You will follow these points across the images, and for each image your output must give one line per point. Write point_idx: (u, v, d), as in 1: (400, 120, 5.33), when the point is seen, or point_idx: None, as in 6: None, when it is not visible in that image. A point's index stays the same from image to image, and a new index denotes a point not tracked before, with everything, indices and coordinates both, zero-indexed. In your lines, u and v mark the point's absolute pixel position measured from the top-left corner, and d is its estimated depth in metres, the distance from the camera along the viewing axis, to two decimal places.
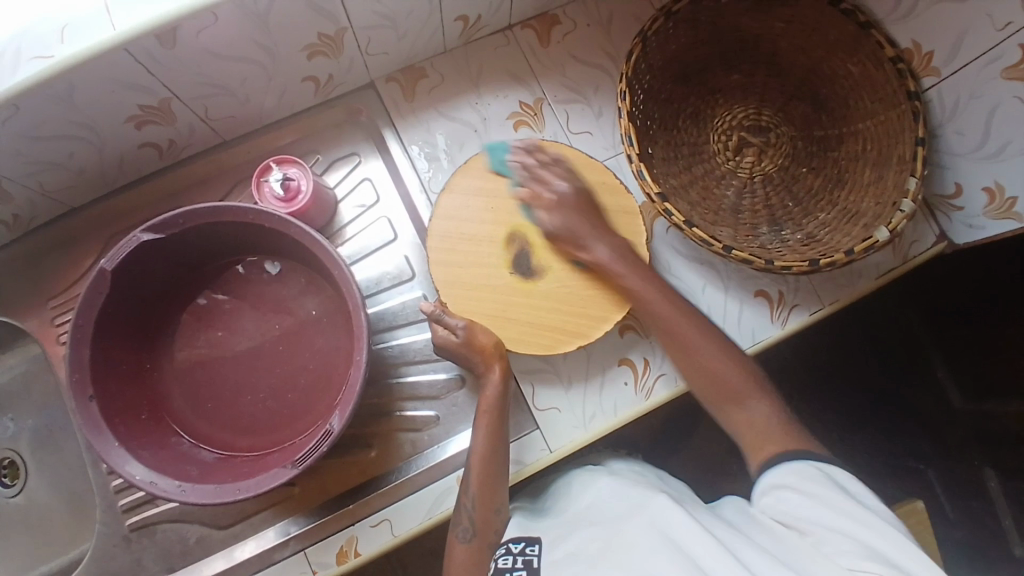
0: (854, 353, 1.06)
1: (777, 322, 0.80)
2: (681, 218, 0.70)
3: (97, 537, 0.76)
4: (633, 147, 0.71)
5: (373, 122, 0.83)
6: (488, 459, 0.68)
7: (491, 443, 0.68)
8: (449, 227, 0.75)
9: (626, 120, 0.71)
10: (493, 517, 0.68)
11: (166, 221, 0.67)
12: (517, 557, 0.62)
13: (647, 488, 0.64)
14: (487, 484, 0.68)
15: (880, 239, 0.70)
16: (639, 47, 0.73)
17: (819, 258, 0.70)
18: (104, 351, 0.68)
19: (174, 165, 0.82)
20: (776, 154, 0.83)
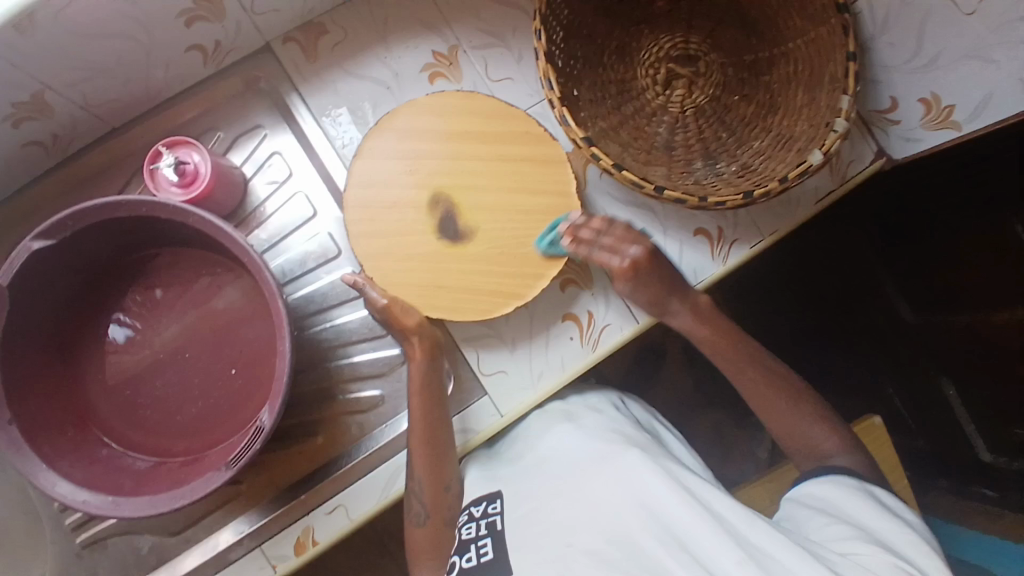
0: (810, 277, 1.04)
1: (719, 260, 0.78)
2: (609, 162, 0.67)
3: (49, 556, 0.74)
4: (555, 91, 0.67)
5: (276, 90, 0.77)
6: (428, 441, 0.67)
7: (429, 425, 0.68)
8: (368, 194, 0.70)
9: (544, 62, 0.66)
10: (445, 499, 0.67)
11: (53, 225, 0.61)
12: (479, 523, 0.61)
13: (607, 433, 0.65)
14: (435, 467, 0.67)
15: (813, 164, 0.67)
16: None
17: (753, 190, 0.66)
18: (15, 371, 0.63)
19: (64, 160, 0.75)
20: (706, 84, 0.79)
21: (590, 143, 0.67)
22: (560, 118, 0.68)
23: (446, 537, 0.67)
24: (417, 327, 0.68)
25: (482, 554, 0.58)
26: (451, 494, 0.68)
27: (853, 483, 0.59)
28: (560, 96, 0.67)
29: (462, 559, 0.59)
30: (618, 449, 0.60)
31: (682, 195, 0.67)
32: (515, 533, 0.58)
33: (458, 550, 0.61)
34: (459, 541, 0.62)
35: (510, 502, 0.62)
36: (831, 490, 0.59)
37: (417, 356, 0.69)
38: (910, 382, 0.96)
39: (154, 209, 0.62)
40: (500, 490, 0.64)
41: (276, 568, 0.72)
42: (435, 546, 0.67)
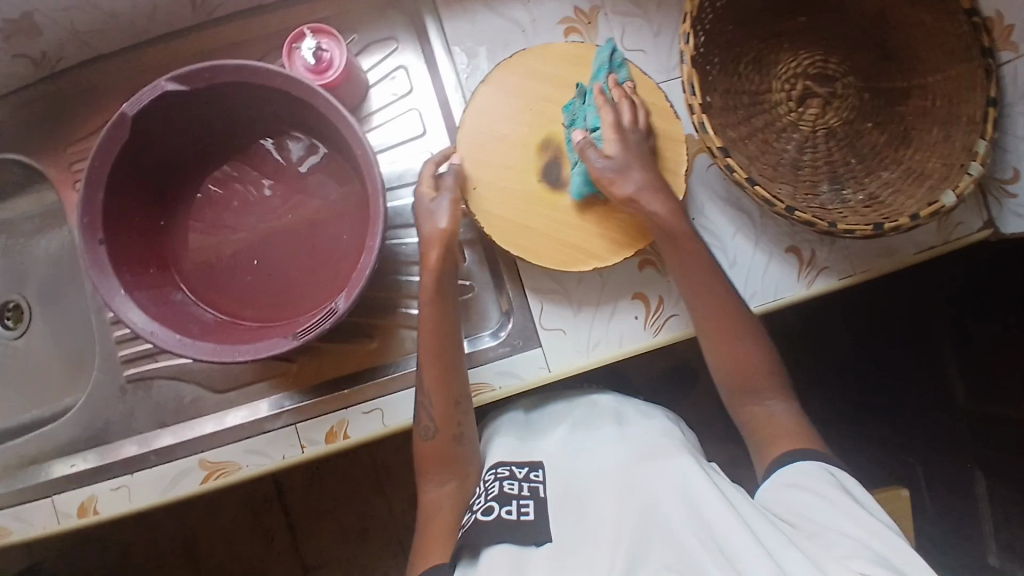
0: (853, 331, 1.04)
1: (801, 282, 0.76)
2: (744, 175, 0.67)
3: (97, 384, 0.78)
4: (695, 96, 0.67)
5: (417, 9, 0.79)
6: (438, 350, 0.66)
7: (439, 337, 0.66)
8: (482, 123, 0.71)
9: (689, 67, 0.67)
10: (455, 419, 0.66)
11: (192, 72, 0.64)
12: (523, 484, 0.61)
13: (663, 439, 0.65)
14: (443, 377, 0.66)
15: (946, 205, 0.67)
16: None
17: (885, 223, 0.67)
18: (118, 199, 0.66)
19: (205, 24, 0.79)
20: (840, 107, 0.78)
21: (725, 155, 0.68)
22: (697, 124, 0.68)
23: (459, 444, 0.66)
24: (445, 237, 0.66)
25: (524, 513, 0.58)
26: (461, 415, 0.67)
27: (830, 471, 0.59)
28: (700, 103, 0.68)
29: (502, 509, 0.58)
30: (672, 450, 0.62)
31: (812, 218, 0.67)
32: (561, 509, 0.59)
33: (497, 500, 0.59)
34: (499, 492, 0.60)
35: (554, 477, 0.63)
36: (817, 482, 0.58)
37: (431, 266, 0.66)
38: (941, 467, 0.94)
39: (288, 82, 0.65)
40: (543, 462, 0.65)
41: (304, 451, 0.72)
42: (444, 461, 0.65)
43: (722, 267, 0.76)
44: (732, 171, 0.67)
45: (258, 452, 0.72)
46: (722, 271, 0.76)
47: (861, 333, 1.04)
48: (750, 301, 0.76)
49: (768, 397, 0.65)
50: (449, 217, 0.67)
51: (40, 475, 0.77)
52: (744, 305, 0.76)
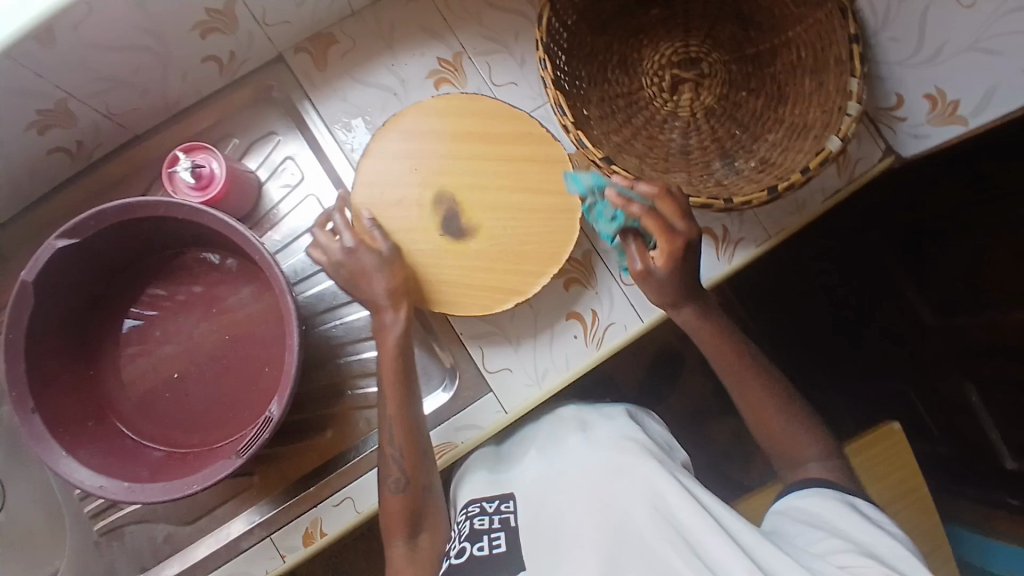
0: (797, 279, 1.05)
1: (724, 259, 0.78)
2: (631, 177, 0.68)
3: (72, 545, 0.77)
4: (567, 116, 0.68)
5: (288, 98, 0.80)
6: (404, 401, 0.66)
7: (404, 387, 0.66)
8: (373, 193, 0.71)
9: (554, 90, 0.69)
10: (422, 472, 0.66)
11: (77, 226, 0.64)
12: (493, 517, 0.61)
13: (624, 440, 0.64)
14: (411, 428, 0.66)
15: (832, 150, 0.67)
16: (547, 8, 0.70)
17: (776, 185, 0.67)
18: (38, 364, 0.67)
19: (88, 168, 0.79)
20: (713, 84, 0.80)
21: (609, 162, 0.68)
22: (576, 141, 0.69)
23: (427, 507, 0.66)
24: (399, 298, 0.66)
25: (495, 546, 0.58)
26: (428, 464, 0.67)
27: (841, 495, 0.60)
28: (573, 120, 0.69)
29: (475, 546, 0.58)
30: (638, 457, 0.60)
31: (707, 200, 0.68)
32: (530, 535, 0.58)
33: (469, 539, 0.60)
34: (470, 531, 0.61)
35: (524, 503, 0.62)
36: (826, 503, 0.59)
37: (397, 325, 0.66)
38: (931, 392, 0.93)
39: (172, 209, 0.65)
40: (513, 491, 0.65)
41: (285, 560, 0.72)
42: (414, 518, 0.65)
43: None
44: (619, 176, 0.68)
45: (240, 573, 0.73)
46: None
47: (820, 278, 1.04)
48: None
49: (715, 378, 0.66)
50: (395, 270, 0.67)
51: None
52: None
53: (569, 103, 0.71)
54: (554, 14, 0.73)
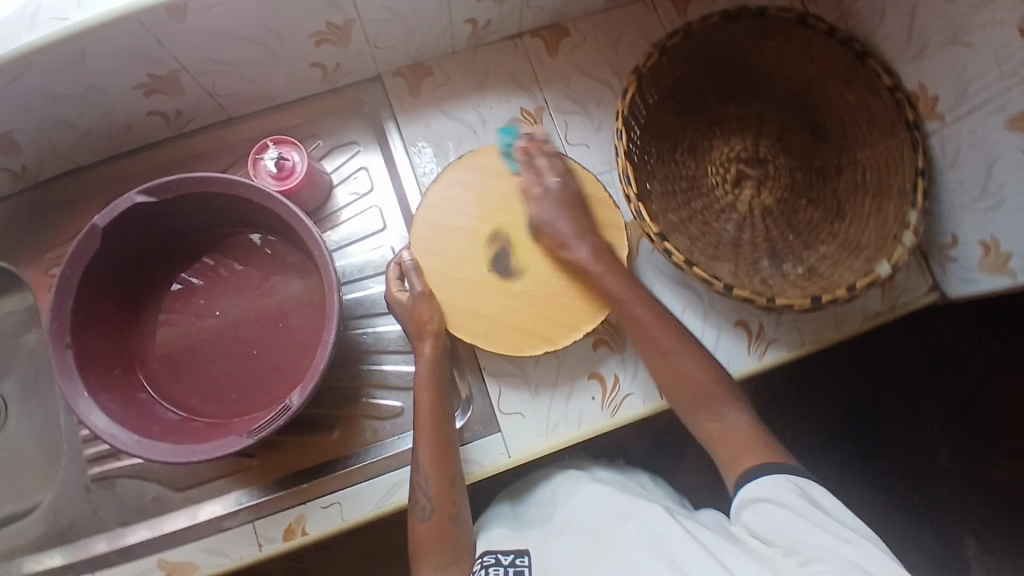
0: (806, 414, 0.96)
1: (751, 355, 0.79)
2: (681, 257, 0.71)
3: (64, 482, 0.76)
4: (631, 187, 0.73)
5: (376, 114, 0.85)
6: (438, 429, 0.67)
7: (438, 415, 0.67)
8: (436, 217, 0.74)
9: (623, 159, 0.73)
10: (451, 499, 0.66)
11: (160, 185, 0.68)
12: (507, 570, 0.60)
13: (640, 492, 0.64)
14: (444, 456, 0.66)
15: (881, 275, 0.71)
16: (635, 85, 0.75)
17: (821, 296, 0.70)
18: (87, 304, 0.70)
19: (179, 135, 0.84)
20: (775, 186, 0.83)
21: (662, 240, 0.72)
22: (634, 212, 0.74)
23: (454, 534, 0.65)
24: (433, 329, 0.70)
25: None
26: (459, 493, 0.67)
27: (793, 482, 0.53)
28: (636, 192, 0.73)
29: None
30: (642, 502, 0.61)
31: (751, 294, 0.71)
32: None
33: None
34: None
35: (539, 556, 0.61)
36: (783, 494, 0.52)
37: (426, 356, 0.69)
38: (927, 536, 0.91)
39: (248, 192, 0.69)
40: (529, 544, 0.63)
41: (261, 549, 0.73)
42: (442, 545, 0.64)
43: None
44: (671, 254, 0.72)
45: (216, 552, 0.73)
46: None
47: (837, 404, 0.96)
48: None
49: (726, 408, 0.60)
50: (429, 304, 0.71)
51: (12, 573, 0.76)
52: None
53: (635, 175, 0.75)
54: (640, 91, 0.78)
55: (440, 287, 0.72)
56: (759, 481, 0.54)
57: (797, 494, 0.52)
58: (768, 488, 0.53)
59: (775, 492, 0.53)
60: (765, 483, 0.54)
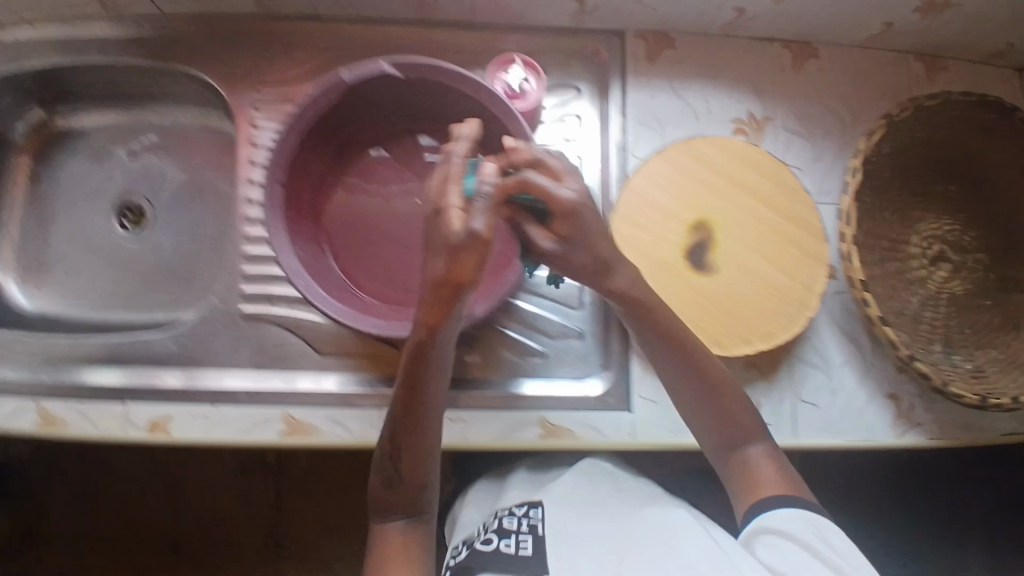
0: (875, 507, 0.97)
1: (892, 430, 0.78)
2: (876, 312, 0.72)
3: (215, 309, 0.80)
4: (849, 227, 0.74)
5: (607, 66, 0.83)
6: (421, 373, 0.56)
7: (413, 369, 0.56)
8: (648, 190, 0.74)
9: (851, 200, 0.73)
10: (392, 455, 0.58)
11: (412, 65, 0.69)
12: (522, 521, 0.62)
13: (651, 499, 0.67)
14: (416, 422, 0.57)
15: None
16: (885, 131, 0.74)
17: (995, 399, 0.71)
18: (307, 150, 0.72)
19: (419, 23, 0.81)
20: (968, 278, 0.82)
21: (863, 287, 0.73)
22: (845, 252, 0.74)
23: (402, 490, 0.58)
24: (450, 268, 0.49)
25: (521, 544, 0.58)
26: (435, 422, 0.58)
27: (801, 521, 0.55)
28: (852, 234, 0.74)
29: (502, 541, 0.58)
30: (666, 503, 0.64)
31: (929, 371, 0.72)
32: (552, 547, 0.57)
33: (498, 532, 0.60)
34: (499, 525, 0.61)
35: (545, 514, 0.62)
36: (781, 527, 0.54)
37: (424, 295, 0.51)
38: None
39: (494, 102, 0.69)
40: (542, 500, 0.65)
41: (381, 437, 0.74)
42: (433, 529, 0.58)
43: (824, 394, 0.78)
44: (866, 305, 0.73)
45: (338, 424, 0.74)
46: (823, 397, 0.78)
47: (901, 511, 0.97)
48: (842, 434, 0.78)
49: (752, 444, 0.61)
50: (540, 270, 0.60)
51: (134, 376, 0.79)
52: (835, 435, 0.78)
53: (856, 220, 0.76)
54: (884, 140, 0.77)
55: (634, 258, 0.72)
56: (772, 512, 0.56)
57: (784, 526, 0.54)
58: (783, 520, 0.55)
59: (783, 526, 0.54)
60: (779, 516, 0.56)
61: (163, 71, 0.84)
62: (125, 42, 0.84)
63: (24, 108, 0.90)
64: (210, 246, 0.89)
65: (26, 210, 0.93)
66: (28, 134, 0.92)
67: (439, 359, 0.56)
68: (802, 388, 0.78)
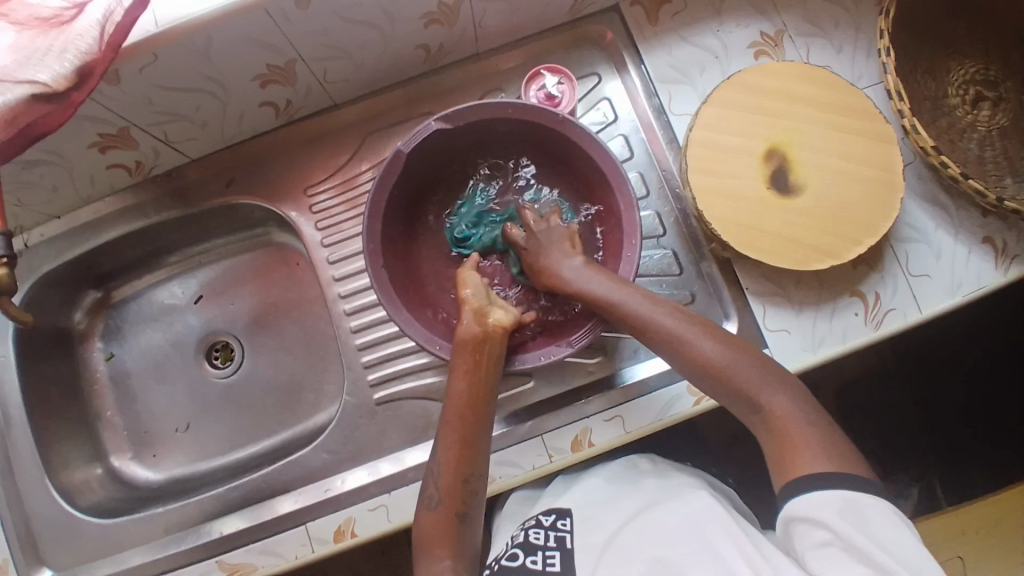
0: (979, 354, 1.04)
1: (1000, 270, 0.79)
2: (958, 170, 0.74)
3: (347, 406, 0.80)
4: (904, 102, 0.76)
5: (616, 44, 0.86)
6: (472, 417, 0.60)
7: (473, 393, 0.61)
8: (710, 139, 0.76)
9: (895, 77, 0.75)
10: (462, 494, 0.60)
11: (457, 111, 0.70)
12: (550, 534, 0.64)
13: (691, 485, 0.66)
14: (467, 446, 0.60)
15: None
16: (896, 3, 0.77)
17: None
18: (388, 228, 0.72)
19: (431, 70, 0.85)
20: (1012, 107, 0.84)
21: (938, 152, 0.75)
22: (907, 125, 0.77)
23: (463, 527, 0.59)
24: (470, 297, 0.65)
25: (549, 563, 0.60)
26: (483, 459, 0.61)
27: (843, 501, 0.49)
28: (908, 108, 0.76)
29: (528, 558, 0.61)
30: (692, 488, 0.64)
31: (1020, 206, 0.74)
32: (584, 557, 0.60)
33: (523, 547, 0.63)
34: (527, 540, 0.64)
35: (579, 524, 0.65)
36: (853, 517, 0.49)
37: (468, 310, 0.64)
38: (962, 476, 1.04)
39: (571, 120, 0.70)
40: (570, 509, 0.68)
41: (552, 459, 0.78)
42: (447, 536, 0.59)
43: (930, 260, 0.80)
44: (948, 167, 0.75)
45: (510, 463, 0.78)
46: (930, 264, 0.80)
47: (985, 350, 1.04)
48: (959, 292, 0.79)
49: (769, 393, 0.57)
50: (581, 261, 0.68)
51: (289, 503, 0.79)
52: (953, 296, 0.79)
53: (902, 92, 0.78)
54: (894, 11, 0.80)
55: (722, 207, 0.75)
56: (798, 500, 0.51)
57: (859, 518, 0.48)
58: (815, 508, 0.50)
59: (820, 514, 0.49)
60: (808, 503, 0.50)
61: (212, 206, 0.87)
62: (161, 194, 0.87)
63: (76, 296, 0.93)
64: (310, 351, 0.91)
65: (113, 389, 0.95)
66: (91, 315, 0.95)
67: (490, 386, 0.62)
68: (908, 263, 0.80)
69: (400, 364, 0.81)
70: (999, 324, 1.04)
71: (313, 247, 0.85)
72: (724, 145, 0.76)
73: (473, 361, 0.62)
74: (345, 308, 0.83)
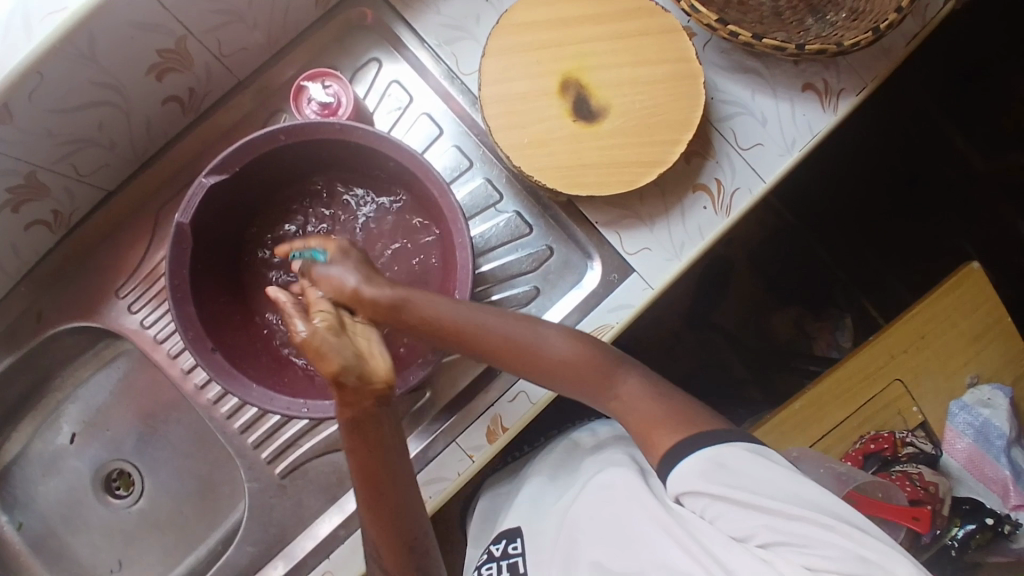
0: (852, 189, 1.07)
1: (828, 111, 0.78)
2: (749, 35, 0.71)
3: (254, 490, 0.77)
4: None
5: (382, 21, 0.80)
6: (384, 483, 0.54)
7: (375, 464, 0.53)
8: (499, 90, 0.72)
9: None
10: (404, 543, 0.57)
11: (226, 159, 0.64)
12: (502, 564, 0.67)
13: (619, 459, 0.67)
14: (390, 509, 0.55)
15: None
16: None
17: (880, 25, 0.70)
18: (205, 305, 0.66)
19: (200, 118, 0.79)
20: None
21: (724, 23, 0.72)
22: (687, 7, 0.74)
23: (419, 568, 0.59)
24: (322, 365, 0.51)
25: None
26: (414, 500, 0.57)
27: (709, 464, 0.50)
28: None
29: None
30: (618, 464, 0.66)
31: (821, 45, 0.71)
32: None
33: None
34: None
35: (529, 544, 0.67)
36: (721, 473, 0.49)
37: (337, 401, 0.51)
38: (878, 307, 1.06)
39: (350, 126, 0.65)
40: (519, 528, 0.70)
41: (474, 460, 0.76)
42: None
43: (758, 128, 0.79)
44: (738, 35, 0.71)
45: (434, 480, 0.76)
46: (760, 132, 0.79)
47: (857, 181, 1.07)
48: (795, 148, 0.78)
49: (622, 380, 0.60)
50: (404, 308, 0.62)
51: None
52: (791, 153, 0.78)
53: None
54: None
55: (537, 155, 0.71)
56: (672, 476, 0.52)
57: (725, 475, 0.49)
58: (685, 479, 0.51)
59: (689, 488, 0.50)
60: (680, 476, 0.51)
61: (36, 346, 0.80)
62: None
63: None
64: (210, 447, 0.86)
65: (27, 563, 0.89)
66: None
67: (392, 445, 0.54)
68: (738, 138, 0.79)
69: (288, 429, 0.77)
70: (861, 153, 1.06)
71: (151, 347, 0.80)
72: (515, 93, 0.72)
73: (360, 441, 0.52)
74: (210, 396, 0.79)
